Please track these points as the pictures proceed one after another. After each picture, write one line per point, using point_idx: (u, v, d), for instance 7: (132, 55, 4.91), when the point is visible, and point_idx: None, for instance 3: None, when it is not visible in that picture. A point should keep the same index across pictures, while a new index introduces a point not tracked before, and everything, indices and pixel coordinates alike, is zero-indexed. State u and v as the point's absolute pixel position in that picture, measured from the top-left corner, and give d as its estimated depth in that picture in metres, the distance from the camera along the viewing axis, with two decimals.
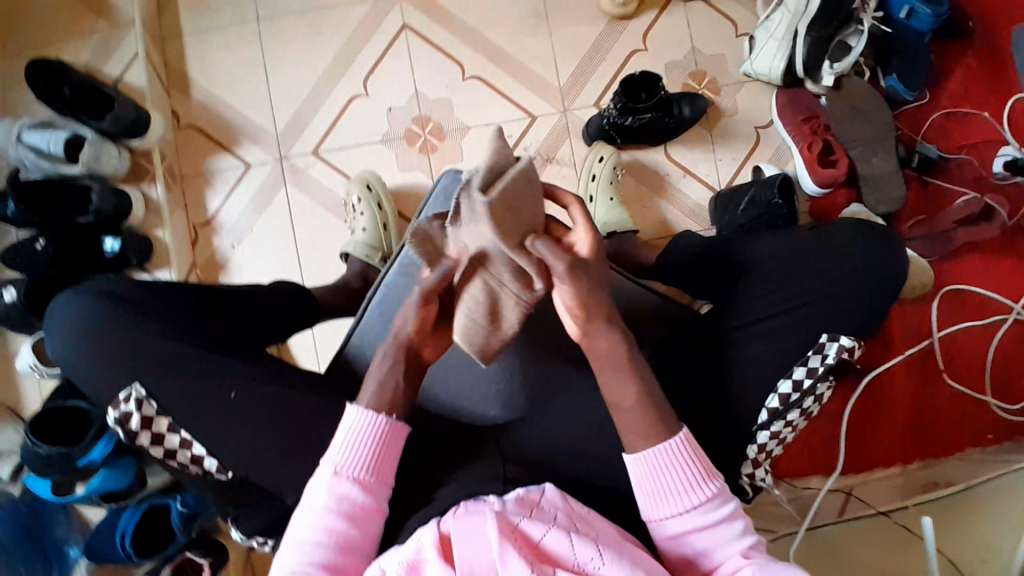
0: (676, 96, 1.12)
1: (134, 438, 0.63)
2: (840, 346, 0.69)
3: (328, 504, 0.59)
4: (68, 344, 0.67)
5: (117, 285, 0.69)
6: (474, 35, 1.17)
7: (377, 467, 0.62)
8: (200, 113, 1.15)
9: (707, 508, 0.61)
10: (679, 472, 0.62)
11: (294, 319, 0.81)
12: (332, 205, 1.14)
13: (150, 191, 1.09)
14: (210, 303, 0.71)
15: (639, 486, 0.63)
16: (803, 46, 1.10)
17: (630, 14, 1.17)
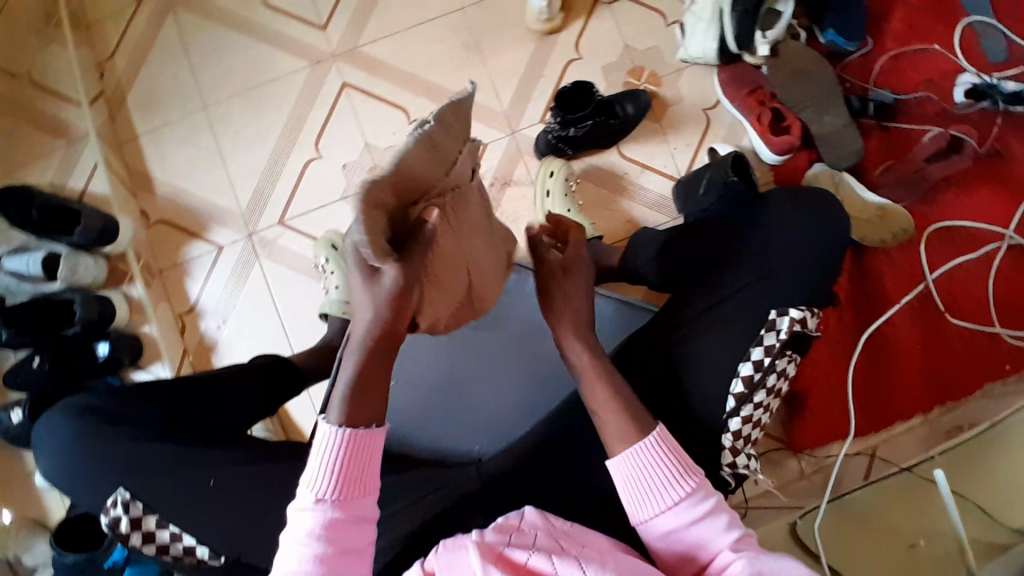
0: (614, 97, 1.14)
1: (127, 540, 0.66)
2: (791, 318, 0.73)
3: (311, 532, 0.57)
4: (57, 464, 0.70)
5: (91, 398, 0.72)
6: (412, 78, 1.19)
7: (352, 483, 0.59)
8: (165, 205, 1.18)
9: (690, 502, 0.61)
10: (657, 472, 0.62)
11: (274, 393, 0.81)
12: (303, 273, 1.16)
13: (130, 290, 1.14)
14: (182, 397, 0.73)
15: (625, 488, 0.63)
16: (733, 24, 1.09)
17: (559, 27, 1.18)
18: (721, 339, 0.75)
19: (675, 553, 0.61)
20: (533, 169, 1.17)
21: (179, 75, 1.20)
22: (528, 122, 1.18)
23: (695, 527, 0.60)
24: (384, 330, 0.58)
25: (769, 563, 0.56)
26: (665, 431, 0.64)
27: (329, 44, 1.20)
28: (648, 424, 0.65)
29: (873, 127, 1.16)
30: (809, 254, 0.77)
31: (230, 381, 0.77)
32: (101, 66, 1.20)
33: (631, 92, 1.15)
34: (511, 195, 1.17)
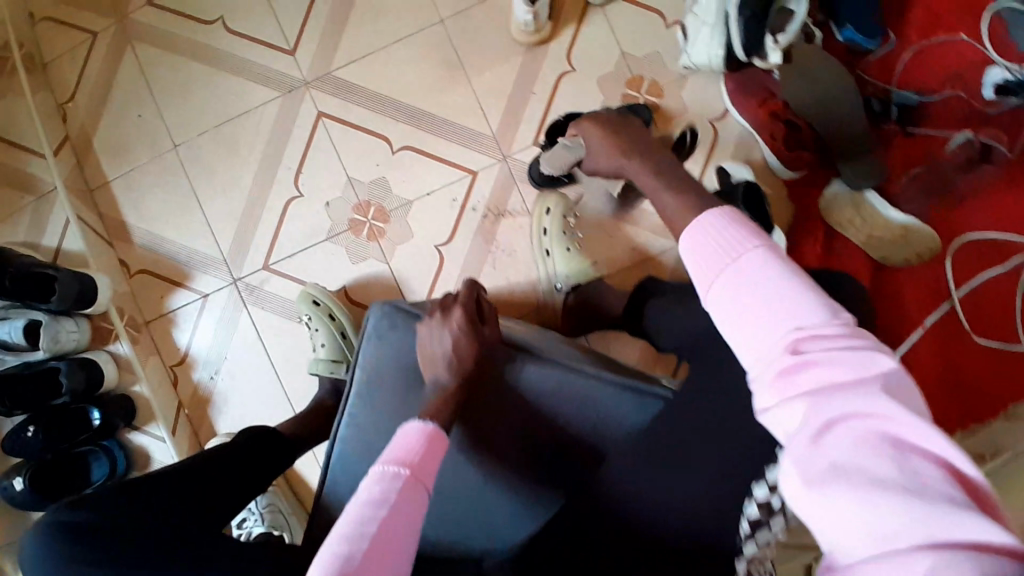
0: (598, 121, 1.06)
1: None
2: None
3: (365, 498, 0.56)
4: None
5: (62, 511, 0.70)
6: (392, 103, 1.11)
7: (418, 464, 0.60)
8: (145, 254, 1.13)
9: (767, 264, 0.47)
10: (730, 240, 0.50)
11: (251, 465, 0.84)
12: (291, 320, 1.11)
13: (117, 349, 1.11)
14: (155, 495, 0.74)
15: (693, 263, 0.51)
16: (736, 29, 0.98)
17: (548, 37, 1.08)
18: (738, 424, 0.63)
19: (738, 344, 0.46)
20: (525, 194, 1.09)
21: (145, 114, 1.13)
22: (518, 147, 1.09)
23: (761, 303, 0.45)
24: (457, 376, 0.68)
25: (842, 403, 0.38)
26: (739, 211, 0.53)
27: (300, 71, 1.12)
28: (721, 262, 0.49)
29: (897, 135, 1.06)
30: None
31: (221, 467, 0.81)
32: (62, 107, 1.14)
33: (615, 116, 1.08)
34: (506, 227, 1.10)
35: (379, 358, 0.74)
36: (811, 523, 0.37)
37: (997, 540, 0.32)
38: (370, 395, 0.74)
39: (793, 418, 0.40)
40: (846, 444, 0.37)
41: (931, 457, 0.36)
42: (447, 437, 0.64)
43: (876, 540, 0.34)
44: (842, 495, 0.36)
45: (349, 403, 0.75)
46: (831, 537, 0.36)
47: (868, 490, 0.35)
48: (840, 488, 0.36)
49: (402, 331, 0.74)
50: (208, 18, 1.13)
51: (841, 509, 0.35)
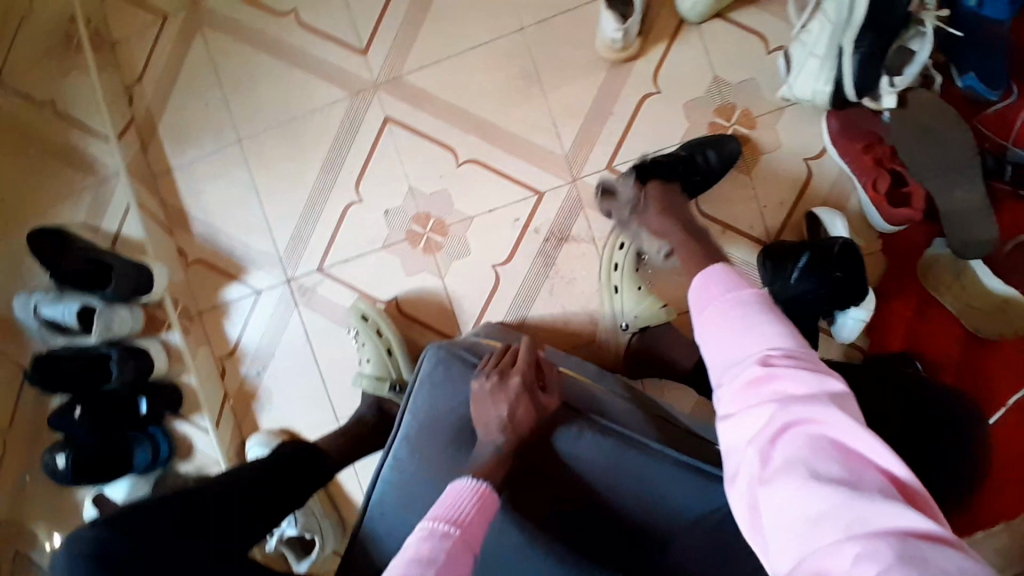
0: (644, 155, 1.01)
1: None
2: None
3: (413, 553, 0.53)
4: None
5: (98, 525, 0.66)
6: (461, 113, 1.05)
7: (467, 529, 0.56)
8: (202, 245, 1.12)
9: (747, 304, 0.56)
10: (718, 281, 0.60)
11: (288, 491, 0.80)
12: (340, 328, 1.09)
13: (169, 338, 1.10)
14: (187, 521, 0.70)
15: (689, 299, 0.62)
16: (851, 65, 0.89)
17: (635, 55, 1.00)
18: None
19: (718, 362, 0.55)
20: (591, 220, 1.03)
21: (211, 102, 1.11)
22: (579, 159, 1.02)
23: (739, 332, 0.54)
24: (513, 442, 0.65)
25: (797, 411, 0.46)
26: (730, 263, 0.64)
27: (370, 72, 1.07)
28: (713, 305, 0.58)
29: (1007, 196, 0.96)
30: None
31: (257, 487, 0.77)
32: (129, 88, 1.13)
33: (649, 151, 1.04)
34: (568, 253, 1.04)
35: (433, 405, 0.70)
36: (767, 513, 0.43)
37: (917, 527, 0.37)
38: (420, 444, 0.70)
39: (759, 420, 0.47)
40: (797, 443, 0.44)
41: (872, 463, 0.42)
42: (497, 499, 0.60)
43: (812, 521, 0.40)
44: (792, 482, 0.42)
45: (395, 447, 0.70)
46: (780, 523, 0.42)
47: (811, 479, 0.41)
48: (787, 478, 0.43)
49: (454, 381, 0.70)
50: (280, 8, 1.09)
51: (787, 497, 0.42)
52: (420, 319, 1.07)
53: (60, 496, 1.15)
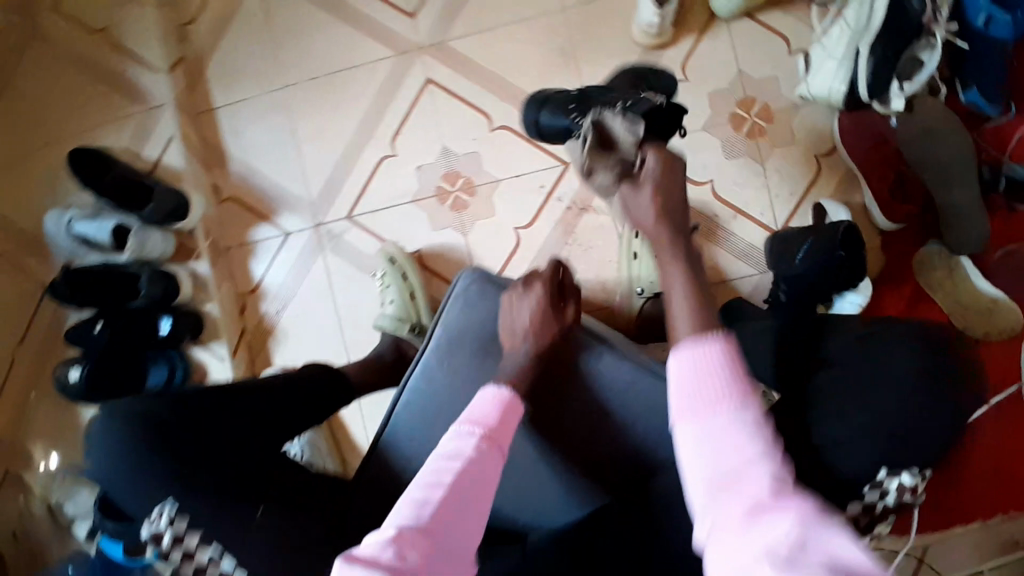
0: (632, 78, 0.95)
1: (167, 555, 0.66)
2: (901, 485, 0.60)
3: (449, 448, 0.60)
4: (105, 461, 0.70)
5: (144, 407, 0.72)
6: (499, 81, 1.12)
7: (496, 431, 0.62)
8: (238, 184, 1.17)
9: (745, 412, 0.52)
10: (717, 374, 0.55)
11: (313, 403, 0.84)
12: (364, 273, 1.14)
13: (196, 267, 1.14)
14: (222, 412, 0.74)
15: (676, 385, 0.56)
16: (865, 66, 0.96)
17: (668, 42, 1.07)
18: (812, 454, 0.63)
19: (709, 462, 0.51)
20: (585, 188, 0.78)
21: (261, 48, 1.16)
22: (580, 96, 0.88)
23: (738, 442, 0.51)
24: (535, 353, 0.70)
25: (813, 532, 0.43)
26: (732, 340, 0.59)
27: (416, 35, 1.13)
28: (712, 403, 0.53)
29: (1000, 209, 1.03)
30: None
31: (288, 394, 0.81)
32: (182, 28, 1.18)
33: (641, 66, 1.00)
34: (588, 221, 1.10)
35: (466, 320, 0.76)
36: None
37: None
38: (452, 355, 0.75)
39: (770, 534, 0.44)
40: (814, 565, 0.41)
41: None
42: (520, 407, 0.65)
43: None
44: None
45: (428, 355, 0.76)
46: None
47: None
48: None
49: (486, 299, 0.75)
50: None
51: None
52: (439, 272, 1.12)
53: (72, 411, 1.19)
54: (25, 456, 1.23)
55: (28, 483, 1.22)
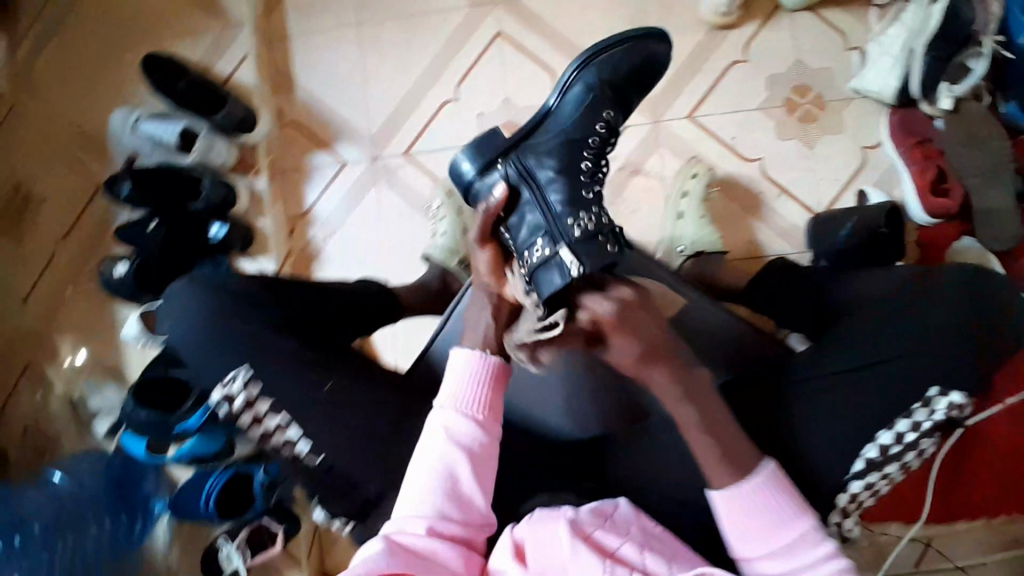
0: (579, 132, 0.74)
1: (237, 417, 0.67)
2: (950, 402, 0.63)
3: (449, 444, 0.65)
4: (188, 328, 0.68)
5: (238, 279, 0.72)
6: (567, 43, 1.16)
7: (490, 406, 0.67)
8: (302, 109, 1.20)
9: (811, 543, 0.59)
10: (771, 511, 0.59)
11: (377, 313, 0.87)
12: (414, 210, 1.18)
13: (255, 183, 1.17)
14: (307, 300, 0.75)
15: (727, 521, 0.60)
16: (920, 65, 1.02)
17: (733, 24, 1.12)
18: (864, 384, 0.65)
19: None
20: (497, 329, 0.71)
21: None
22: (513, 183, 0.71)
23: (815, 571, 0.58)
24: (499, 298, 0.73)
25: None
26: (775, 466, 0.61)
27: None
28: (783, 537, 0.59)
29: None
30: None
31: (359, 302, 0.83)
32: None
33: (594, 81, 0.74)
34: (637, 185, 1.14)
35: None
36: None
37: None
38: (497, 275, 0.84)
39: None
40: None
41: None
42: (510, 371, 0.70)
43: None
44: None
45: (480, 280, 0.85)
46: None
47: None
48: None
49: None
50: None
51: None
52: None
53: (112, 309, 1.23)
54: (52, 350, 1.26)
55: (50, 375, 1.25)
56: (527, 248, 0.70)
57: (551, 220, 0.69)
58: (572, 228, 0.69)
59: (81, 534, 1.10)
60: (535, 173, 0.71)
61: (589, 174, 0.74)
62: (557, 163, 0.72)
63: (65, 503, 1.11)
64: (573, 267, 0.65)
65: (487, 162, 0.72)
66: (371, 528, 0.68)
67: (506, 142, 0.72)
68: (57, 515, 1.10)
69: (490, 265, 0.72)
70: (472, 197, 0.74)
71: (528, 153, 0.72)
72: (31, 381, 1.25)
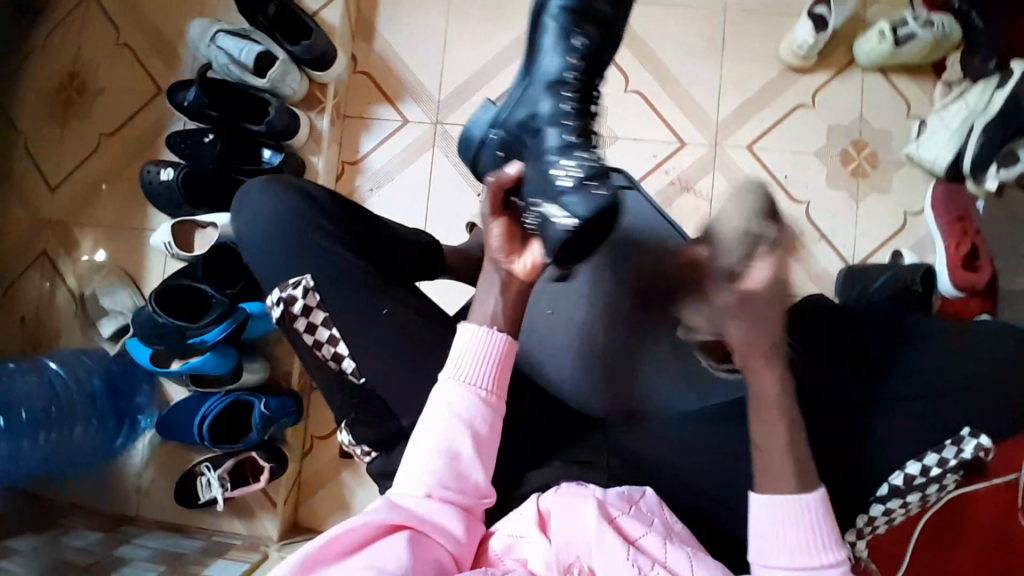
0: (558, 72, 0.70)
1: (292, 322, 0.68)
2: (979, 444, 0.69)
3: (453, 418, 0.63)
4: (262, 223, 0.71)
5: (320, 190, 0.74)
6: (647, 53, 1.19)
7: (496, 381, 0.65)
8: (377, 61, 1.23)
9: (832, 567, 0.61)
10: (808, 530, 0.61)
11: (430, 261, 0.84)
12: (465, 180, 1.19)
13: (316, 121, 1.18)
14: (369, 226, 0.75)
15: (759, 527, 0.62)
16: (974, 145, 1.05)
17: (808, 69, 1.16)
18: (881, 414, 0.71)
19: None
20: (506, 307, 0.68)
21: None
22: (509, 150, 0.74)
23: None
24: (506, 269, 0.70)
25: None
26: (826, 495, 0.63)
27: None
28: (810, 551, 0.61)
29: None
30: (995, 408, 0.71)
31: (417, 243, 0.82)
32: None
33: (563, 14, 0.70)
34: (685, 201, 1.17)
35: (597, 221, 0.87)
36: None
37: None
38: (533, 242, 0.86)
39: None
40: None
41: None
42: (517, 346, 0.67)
43: None
44: None
45: None
46: None
47: None
48: None
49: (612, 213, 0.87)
50: None
51: None
52: None
53: (145, 214, 1.23)
54: (70, 242, 1.23)
55: (63, 265, 1.23)
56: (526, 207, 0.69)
57: (538, 173, 0.68)
58: (556, 179, 0.66)
59: (65, 432, 1.07)
60: (528, 127, 0.71)
61: (576, 113, 0.70)
62: (545, 112, 0.70)
63: (58, 394, 1.07)
64: (561, 220, 0.64)
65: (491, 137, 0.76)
66: (395, 460, 0.70)
67: (500, 110, 0.73)
68: (47, 405, 1.05)
69: (502, 237, 0.70)
70: (484, 170, 0.78)
71: (517, 113, 0.72)
72: (43, 267, 1.23)
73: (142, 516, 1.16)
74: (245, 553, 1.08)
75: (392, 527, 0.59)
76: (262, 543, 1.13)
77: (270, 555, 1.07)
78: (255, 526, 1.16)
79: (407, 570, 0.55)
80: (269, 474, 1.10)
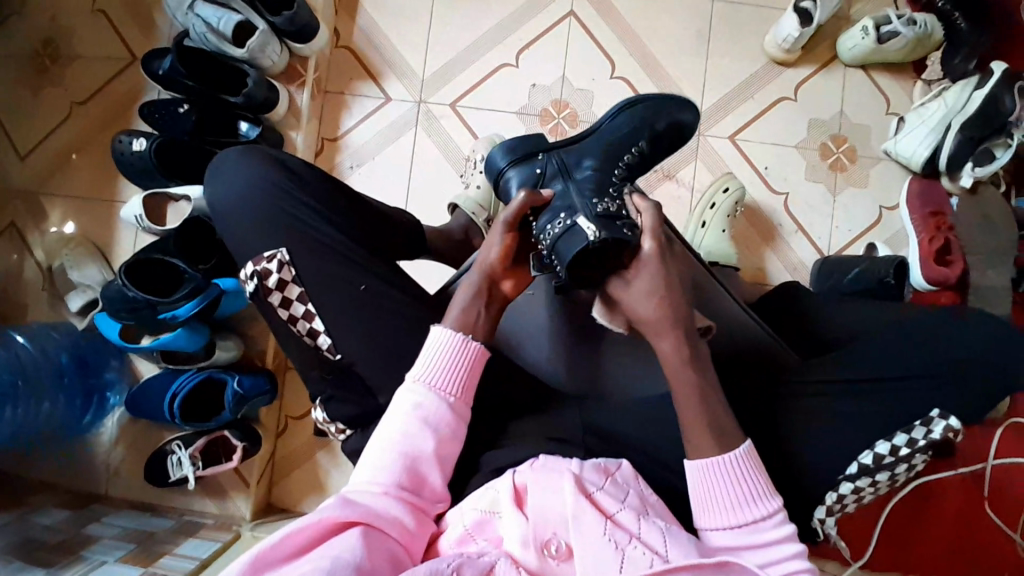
0: (621, 144, 0.72)
1: (266, 295, 0.67)
2: (947, 426, 0.70)
3: (412, 420, 0.63)
4: (234, 194, 0.70)
5: (299, 163, 0.73)
6: (635, 39, 1.19)
7: (464, 388, 0.66)
8: (360, 36, 1.21)
9: (768, 520, 0.61)
10: (739, 486, 0.62)
11: (412, 238, 0.84)
12: (447, 161, 1.18)
13: (296, 95, 1.16)
14: (348, 200, 0.74)
15: (694, 492, 0.63)
16: (951, 142, 1.07)
17: (791, 62, 1.17)
18: (851, 399, 0.72)
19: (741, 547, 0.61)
20: (487, 318, 0.68)
21: None
22: (546, 175, 0.69)
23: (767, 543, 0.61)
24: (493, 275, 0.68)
25: None
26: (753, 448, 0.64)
27: None
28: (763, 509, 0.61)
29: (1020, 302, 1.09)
30: (960, 393, 0.72)
31: (398, 218, 0.82)
32: None
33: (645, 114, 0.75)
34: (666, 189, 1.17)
35: None
36: None
37: None
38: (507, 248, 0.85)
39: None
40: None
41: None
42: (488, 356, 0.67)
43: None
44: None
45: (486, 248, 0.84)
46: None
47: None
48: None
49: None
50: None
51: None
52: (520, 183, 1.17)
53: (117, 186, 1.19)
54: (39, 212, 1.20)
55: (31, 237, 1.19)
56: (547, 224, 0.66)
57: (580, 198, 0.66)
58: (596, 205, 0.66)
59: (33, 407, 1.04)
60: (578, 168, 0.69)
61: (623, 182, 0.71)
62: (595, 162, 0.70)
63: (25, 368, 1.03)
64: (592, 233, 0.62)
65: (524, 153, 0.69)
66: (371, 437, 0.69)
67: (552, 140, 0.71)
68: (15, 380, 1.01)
69: (501, 254, 0.68)
70: (501, 188, 0.71)
71: (569, 151, 0.70)
72: (12, 238, 1.19)
73: (113, 494, 1.14)
74: (216, 532, 1.06)
75: (343, 524, 0.57)
76: (234, 522, 1.12)
77: (242, 534, 1.06)
78: (227, 506, 1.14)
79: (360, 560, 0.53)
80: (240, 455, 1.08)
